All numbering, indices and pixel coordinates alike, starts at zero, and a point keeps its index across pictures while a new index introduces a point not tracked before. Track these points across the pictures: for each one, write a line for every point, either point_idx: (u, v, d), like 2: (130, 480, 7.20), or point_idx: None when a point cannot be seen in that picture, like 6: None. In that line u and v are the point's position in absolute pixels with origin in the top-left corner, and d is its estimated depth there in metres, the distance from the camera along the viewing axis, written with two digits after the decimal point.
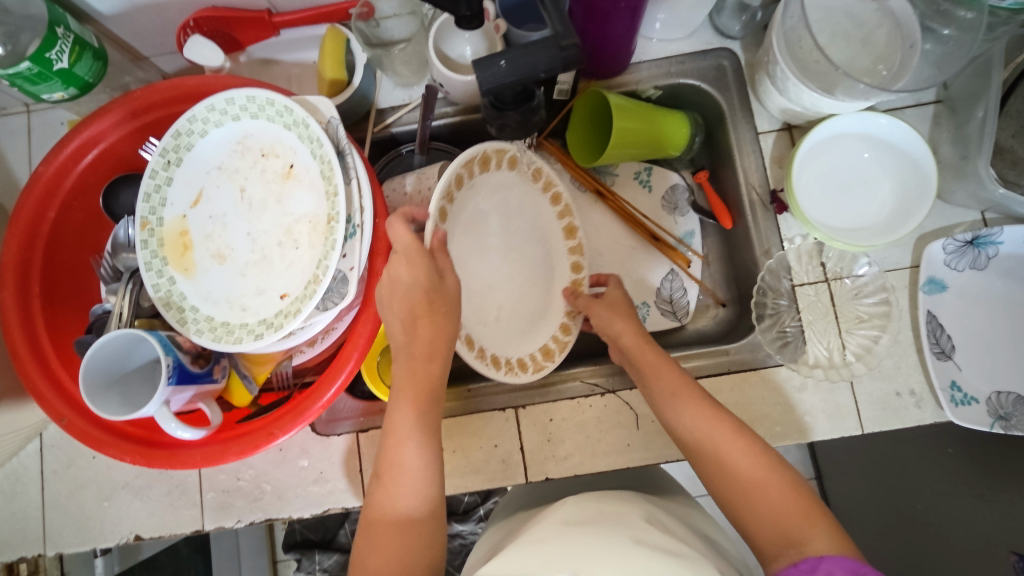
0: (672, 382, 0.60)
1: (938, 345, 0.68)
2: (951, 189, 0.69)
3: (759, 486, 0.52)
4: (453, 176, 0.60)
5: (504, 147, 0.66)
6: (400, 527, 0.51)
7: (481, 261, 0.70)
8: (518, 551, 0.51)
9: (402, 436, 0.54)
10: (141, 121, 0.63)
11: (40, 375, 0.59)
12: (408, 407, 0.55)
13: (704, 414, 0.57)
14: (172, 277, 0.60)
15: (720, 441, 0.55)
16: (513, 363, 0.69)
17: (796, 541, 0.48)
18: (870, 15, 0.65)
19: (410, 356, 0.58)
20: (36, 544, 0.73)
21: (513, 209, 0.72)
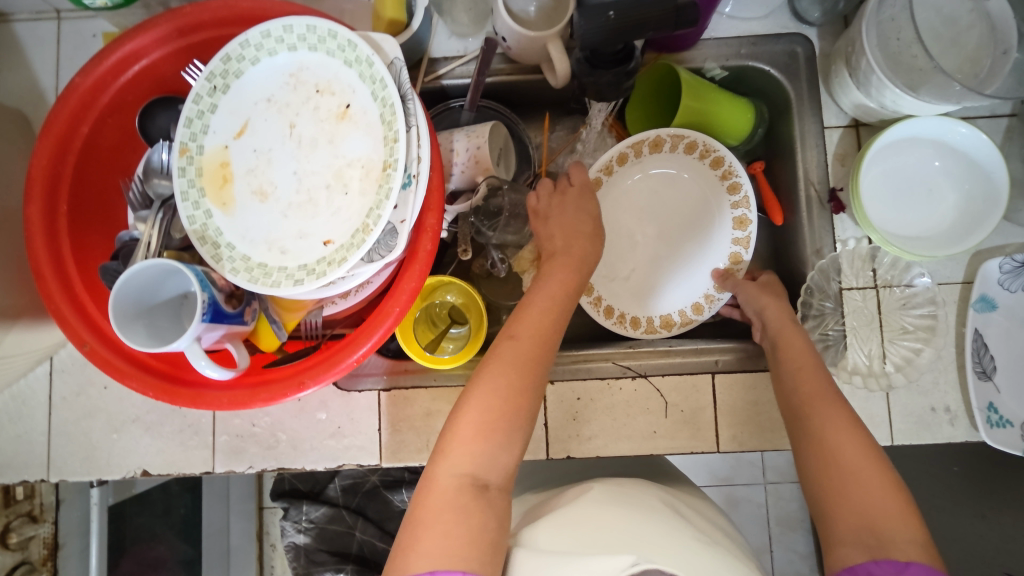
0: (805, 371, 0.60)
1: (980, 365, 0.66)
2: (1017, 208, 0.67)
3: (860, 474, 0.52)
4: (615, 152, 0.75)
5: (683, 133, 0.73)
6: (481, 455, 0.50)
7: (621, 223, 0.78)
8: (557, 527, 0.52)
9: (501, 372, 0.53)
10: (188, 41, 0.59)
11: (64, 298, 0.56)
12: (509, 372, 0.53)
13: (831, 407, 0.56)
14: (208, 210, 0.57)
15: (840, 434, 0.55)
16: (626, 318, 0.75)
17: (883, 541, 0.48)
18: (965, 14, 0.62)
19: (544, 308, 0.59)
20: (40, 469, 0.71)
21: (670, 183, 0.77)
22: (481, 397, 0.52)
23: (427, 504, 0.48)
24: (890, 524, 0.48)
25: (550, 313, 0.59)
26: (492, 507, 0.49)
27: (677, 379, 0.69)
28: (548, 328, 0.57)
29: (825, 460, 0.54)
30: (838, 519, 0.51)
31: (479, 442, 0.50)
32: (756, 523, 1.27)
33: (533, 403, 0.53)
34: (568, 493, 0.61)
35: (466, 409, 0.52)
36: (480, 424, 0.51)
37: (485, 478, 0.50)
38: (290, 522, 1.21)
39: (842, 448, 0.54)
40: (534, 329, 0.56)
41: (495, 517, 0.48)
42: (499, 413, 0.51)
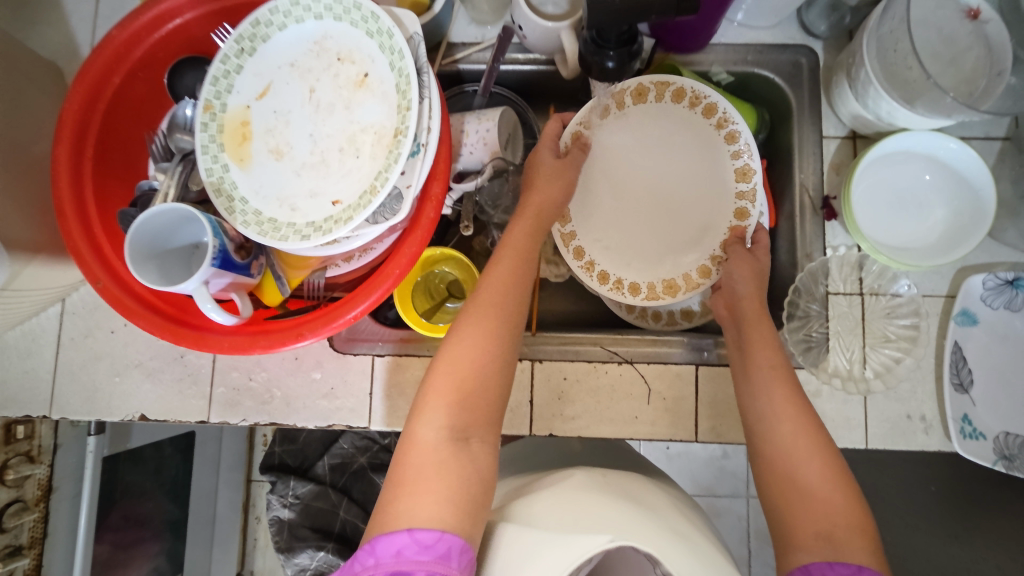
0: (769, 360, 0.61)
1: (957, 378, 0.68)
2: (1003, 227, 0.69)
3: (816, 487, 0.53)
4: (596, 103, 0.74)
5: (667, 79, 0.73)
6: (454, 413, 0.52)
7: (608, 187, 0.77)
8: (536, 506, 0.54)
9: (472, 328, 0.56)
10: (220, 4, 0.63)
11: (82, 236, 0.59)
12: (486, 328, 0.56)
13: (787, 405, 0.57)
14: (226, 165, 0.60)
15: (796, 435, 0.56)
16: (623, 284, 0.75)
17: (838, 542, 0.49)
18: (963, 35, 0.64)
19: (505, 265, 0.61)
20: (42, 406, 0.73)
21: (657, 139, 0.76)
22: (454, 352, 0.54)
23: (409, 461, 0.50)
24: (844, 531, 0.50)
25: (520, 269, 0.61)
26: (471, 460, 0.51)
27: (662, 367, 0.71)
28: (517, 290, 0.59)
29: (784, 467, 0.55)
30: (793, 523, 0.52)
31: (456, 398, 0.53)
32: (735, 533, 1.28)
33: (506, 364, 0.56)
34: (551, 477, 0.62)
35: (445, 364, 0.54)
36: (456, 379, 0.53)
37: (463, 432, 0.52)
38: (276, 495, 1.23)
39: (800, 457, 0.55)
40: (505, 284, 0.59)
41: (476, 471, 0.50)
42: (474, 368, 0.54)
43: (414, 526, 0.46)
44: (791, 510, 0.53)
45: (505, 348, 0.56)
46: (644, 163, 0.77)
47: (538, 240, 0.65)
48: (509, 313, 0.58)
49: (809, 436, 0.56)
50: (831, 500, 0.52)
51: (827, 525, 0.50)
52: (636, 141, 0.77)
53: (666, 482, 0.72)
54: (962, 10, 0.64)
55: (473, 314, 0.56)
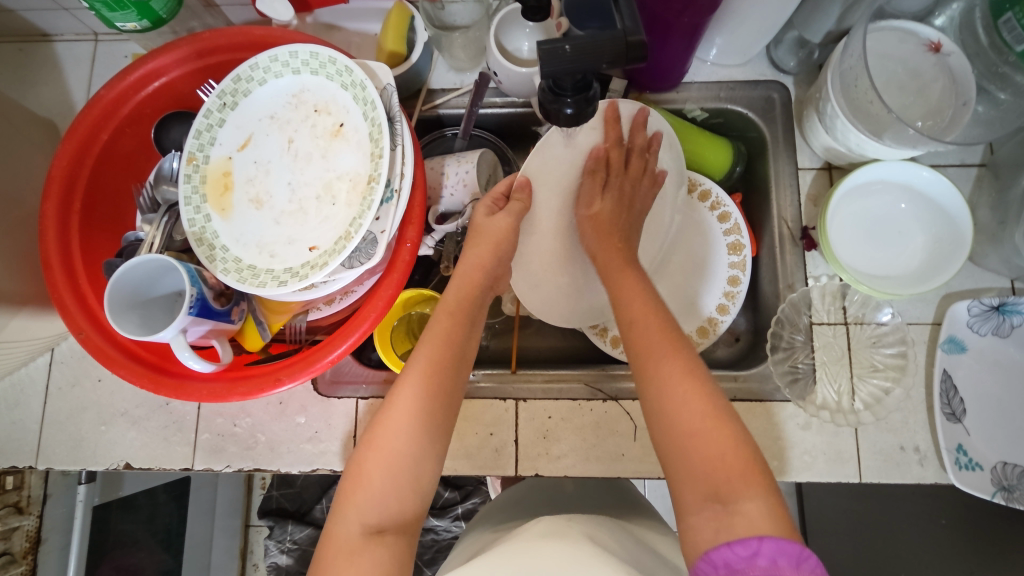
0: (652, 344, 0.55)
1: (948, 407, 0.67)
2: (984, 253, 0.69)
3: (698, 435, 0.49)
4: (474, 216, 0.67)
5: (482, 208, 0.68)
6: (373, 505, 0.49)
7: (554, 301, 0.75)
8: (496, 562, 0.49)
9: (400, 403, 0.53)
10: (205, 62, 0.65)
11: (67, 289, 0.60)
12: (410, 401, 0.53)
13: (676, 371, 0.52)
14: (208, 215, 0.61)
15: (686, 400, 0.51)
16: None
17: (727, 498, 0.46)
18: (927, 67, 0.65)
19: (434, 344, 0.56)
20: (29, 456, 0.73)
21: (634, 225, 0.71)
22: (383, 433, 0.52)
23: (324, 555, 0.48)
24: (732, 486, 0.47)
25: (452, 357, 0.56)
26: (387, 554, 0.48)
27: None
28: (447, 375, 0.55)
29: (670, 428, 0.51)
30: (684, 477, 0.49)
31: (380, 488, 0.50)
32: None
33: (439, 435, 0.53)
34: (518, 530, 0.58)
35: (364, 459, 0.51)
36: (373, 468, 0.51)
37: (378, 526, 0.49)
38: (274, 541, 1.22)
39: (681, 409, 0.51)
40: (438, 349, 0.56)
41: (391, 563, 0.47)
42: (395, 457, 0.51)
43: None
44: (676, 456, 0.50)
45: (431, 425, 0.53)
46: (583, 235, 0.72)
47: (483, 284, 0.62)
48: (446, 380, 0.55)
49: (690, 380, 0.52)
50: (711, 440, 0.49)
51: (714, 482, 0.47)
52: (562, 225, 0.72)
53: (655, 522, 0.67)
54: (924, 43, 0.65)
55: (397, 403, 0.53)
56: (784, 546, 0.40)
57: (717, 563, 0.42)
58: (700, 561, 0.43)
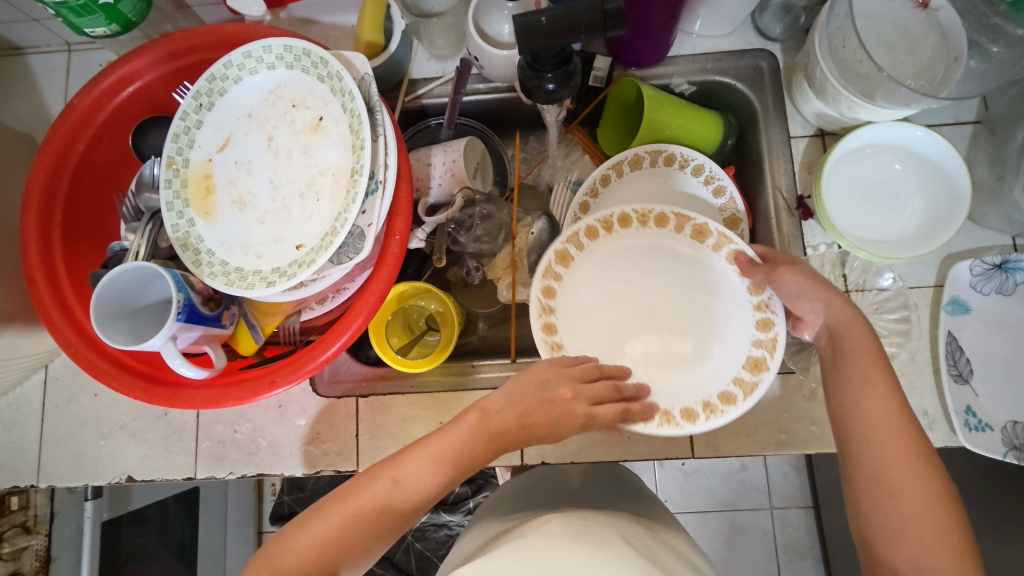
0: (873, 377, 0.53)
1: (955, 368, 0.66)
2: (984, 211, 0.68)
3: (898, 486, 0.48)
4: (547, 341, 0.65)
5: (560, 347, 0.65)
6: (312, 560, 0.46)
7: (588, 267, 0.68)
8: (513, 554, 0.48)
9: (403, 473, 0.51)
10: (178, 64, 0.64)
11: (53, 303, 0.59)
12: (404, 474, 0.51)
13: (889, 411, 0.51)
14: (191, 219, 0.60)
15: (887, 446, 0.50)
16: None
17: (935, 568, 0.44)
18: (916, 25, 0.64)
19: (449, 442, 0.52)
20: (30, 475, 0.73)
21: (675, 404, 0.63)
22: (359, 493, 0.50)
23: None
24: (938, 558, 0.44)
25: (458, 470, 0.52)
26: None
27: None
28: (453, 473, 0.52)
29: (874, 475, 0.49)
30: (868, 513, 0.49)
31: (324, 537, 0.47)
32: (761, 550, 1.23)
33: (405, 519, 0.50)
34: (529, 524, 0.58)
35: (326, 507, 0.49)
36: (337, 523, 0.48)
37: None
38: None
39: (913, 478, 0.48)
40: (449, 446, 0.52)
41: None
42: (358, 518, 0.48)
43: None
44: (865, 487, 0.50)
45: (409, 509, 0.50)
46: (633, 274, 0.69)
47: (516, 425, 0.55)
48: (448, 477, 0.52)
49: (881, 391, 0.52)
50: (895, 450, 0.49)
51: (899, 531, 0.46)
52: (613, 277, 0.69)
53: (663, 520, 0.66)
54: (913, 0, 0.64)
55: (387, 470, 0.51)
56: None
57: None
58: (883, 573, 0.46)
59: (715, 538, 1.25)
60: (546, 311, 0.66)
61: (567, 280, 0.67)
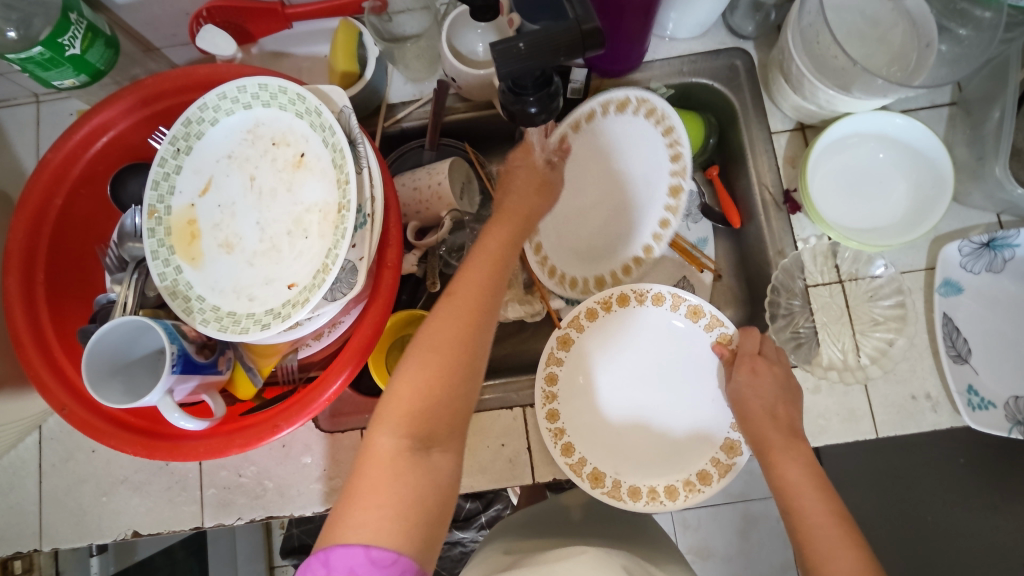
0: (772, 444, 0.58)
1: (953, 349, 0.66)
2: (968, 191, 0.68)
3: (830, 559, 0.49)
4: (546, 432, 0.67)
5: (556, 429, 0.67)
6: (414, 413, 0.47)
7: (586, 351, 0.72)
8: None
9: (440, 330, 0.50)
10: (151, 110, 0.63)
11: (44, 365, 0.58)
12: (455, 310, 0.50)
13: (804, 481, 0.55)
14: (178, 266, 0.59)
15: (816, 515, 0.52)
16: None
17: None
18: (886, 14, 0.65)
19: (479, 274, 0.53)
20: (32, 539, 0.71)
21: (661, 479, 0.67)
22: (424, 346, 0.49)
23: (366, 470, 0.46)
24: None
25: (494, 272, 0.53)
26: (429, 470, 0.46)
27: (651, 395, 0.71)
28: (490, 295, 0.52)
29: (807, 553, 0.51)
30: None
31: (418, 394, 0.48)
32: (775, 539, 1.24)
33: (474, 353, 0.50)
34: (552, 553, 0.60)
35: (405, 368, 0.49)
36: (426, 362, 0.48)
37: (422, 437, 0.47)
38: None
39: (838, 554, 0.49)
40: (477, 278, 0.52)
41: (433, 481, 0.46)
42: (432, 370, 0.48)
43: (344, 542, 0.42)
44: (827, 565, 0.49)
45: (471, 350, 0.50)
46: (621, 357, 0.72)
47: (516, 248, 0.56)
48: (492, 289, 0.52)
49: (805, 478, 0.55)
50: (828, 532, 0.51)
51: None
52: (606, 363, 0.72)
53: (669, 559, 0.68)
54: None
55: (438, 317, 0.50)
56: None
57: None
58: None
59: (730, 531, 1.25)
60: (550, 398, 0.69)
61: (568, 363, 0.71)
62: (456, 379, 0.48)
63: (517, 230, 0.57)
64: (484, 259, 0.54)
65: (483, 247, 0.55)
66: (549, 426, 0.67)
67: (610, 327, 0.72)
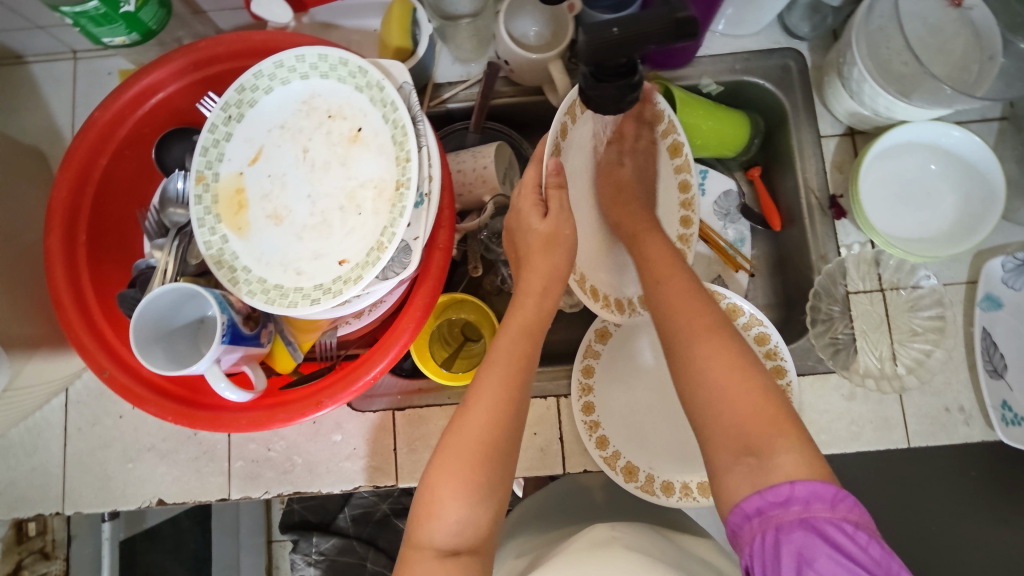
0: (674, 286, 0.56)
1: (990, 364, 0.66)
2: (1015, 207, 0.68)
3: (726, 390, 0.49)
4: (583, 424, 0.67)
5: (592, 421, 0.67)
6: (449, 525, 0.48)
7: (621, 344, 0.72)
8: (558, 567, 0.53)
9: (469, 432, 0.50)
10: (202, 74, 0.61)
11: (83, 326, 0.57)
12: (480, 405, 0.51)
13: (710, 336, 0.52)
14: (224, 235, 0.58)
15: (704, 353, 0.51)
16: None
17: (760, 453, 0.47)
18: (949, 23, 0.64)
19: (499, 370, 0.53)
20: (55, 501, 0.70)
21: (695, 475, 0.66)
22: (453, 449, 0.50)
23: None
24: (764, 440, 0.47)
25: (516, 366, 0.53)
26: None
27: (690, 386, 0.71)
28: (516, 390, 0.53)
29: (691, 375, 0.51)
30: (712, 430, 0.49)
31: (452, 499, 0.48)
32: None
33: (505, 455, 0.50)
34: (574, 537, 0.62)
35: (436, 475, 0.50)
36: (458, 468, 0.49)
37: (455, 546, 0.48)
38: (299, 555, 1.16)
39: (721, 380, 0.50)
40: (503, 374, 0.53)
41: None
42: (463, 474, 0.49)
43: None
44: (696, 396, 0.50)
45: (500, 450, 0.50)
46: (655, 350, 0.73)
47: (535, 336, 0.56)
48: (518, 383, 0.53)
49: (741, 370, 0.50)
50: (754, 418, 0.48)
51: (743, 436, 0.48)
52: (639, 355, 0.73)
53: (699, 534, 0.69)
54: None
55: (467, 417, 0.51)
56: (819, 490, 0.44)
57: (752, 512, 0.46)
58: (735, 513, 0.47)
59: None
60: (585, 391, 0.68)
61: (603, 356, 0.71)
62: (485, 488, 0.49)
63: (534, 322, 0.57)
64: (505, 350, 0.54)
65: (502, 347, 0.55)
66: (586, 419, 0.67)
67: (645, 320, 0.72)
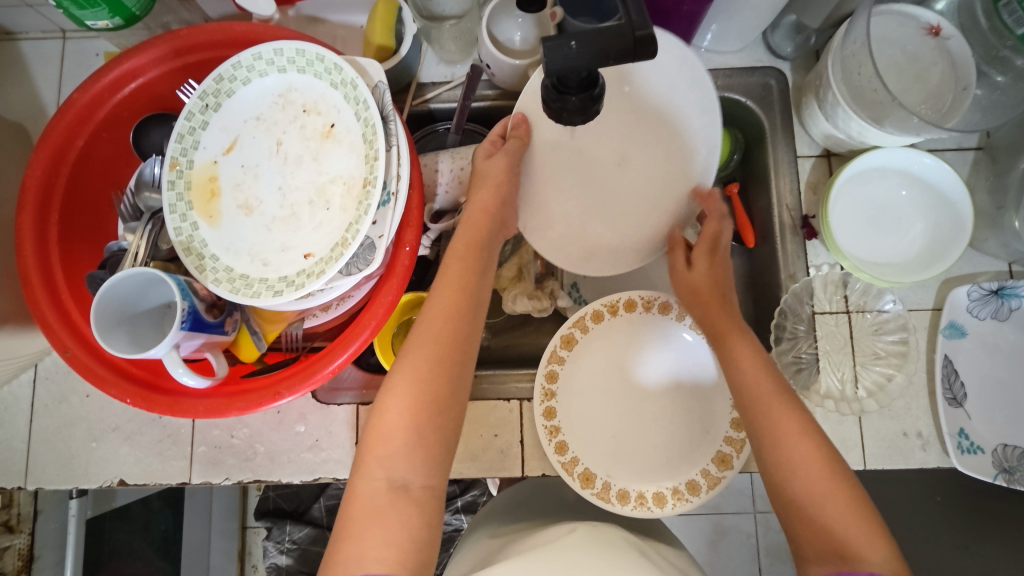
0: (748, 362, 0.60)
1: (950, 392, 0.67)
2: (983, 238, 0.69)
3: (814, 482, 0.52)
4: (542, 429, 0.67)
5: (551, 426, 0.68)
6: (401, 453, 0.50)
7: (593, 351, 0.73)
8: (524, 561, 0.54)
9: (417, 356, 0.53)
10: (183, 61, 0.62)
11: (49, 305, 0.57)
12: (431, 330, 0.54)
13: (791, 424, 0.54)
14: (195, 223, 0.59)
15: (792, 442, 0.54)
16: (652, 306, 0.72)
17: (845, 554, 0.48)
18: (927, 51, 0.64)
19: (444, 295, 0.56)
20: (18, 475, 0.71)
21: (650, 486, 0.67)
22: (404, 377, 0.52)
23: (352, 510, 0.49)
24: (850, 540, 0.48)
25: (466, 292, 0.57)
26: (413, 507, 0.49)
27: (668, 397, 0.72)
28: (462, 313, 0.56)
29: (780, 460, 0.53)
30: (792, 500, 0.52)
31: (404, 427, 0.51)
32: (743, 554, 1.25)
33: (454, 377, 0.53)
34: (542, 533, 0.62)
35: (386, 404, 0.52)
36: (407, 392, 0.52)
37: (404, 478, 0.50)
38: (272, 542, 1.17)
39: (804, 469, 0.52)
40: (448, 302, 0.56)
41: (416, 515, 0.48)
42: (411, 401, 0.51)
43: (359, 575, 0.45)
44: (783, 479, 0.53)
45: (449, 373, 0.53)
46: (634, 359, 0.73)
47: (478, 260, 0.60)
48: (463, 304, 0.56)
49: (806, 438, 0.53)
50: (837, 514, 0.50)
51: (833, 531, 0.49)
52: (613, 364, 0.73)
53: (665, 543, 0.70)
54: (923, 27, 0.64)
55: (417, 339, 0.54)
56: None
57: None
58: None
59: (702, 540, 1.26)
60: (548, 396, 0.69)
61: (569, 362, 0.71)
62: (436, 409, 0.52)
63: (474, 246, 0.61)
64: (450, 274, 0.58)
65: (447, 274, 0.58)
66: (544, 422, 0.67)
67: (618, 329, 0.73)
